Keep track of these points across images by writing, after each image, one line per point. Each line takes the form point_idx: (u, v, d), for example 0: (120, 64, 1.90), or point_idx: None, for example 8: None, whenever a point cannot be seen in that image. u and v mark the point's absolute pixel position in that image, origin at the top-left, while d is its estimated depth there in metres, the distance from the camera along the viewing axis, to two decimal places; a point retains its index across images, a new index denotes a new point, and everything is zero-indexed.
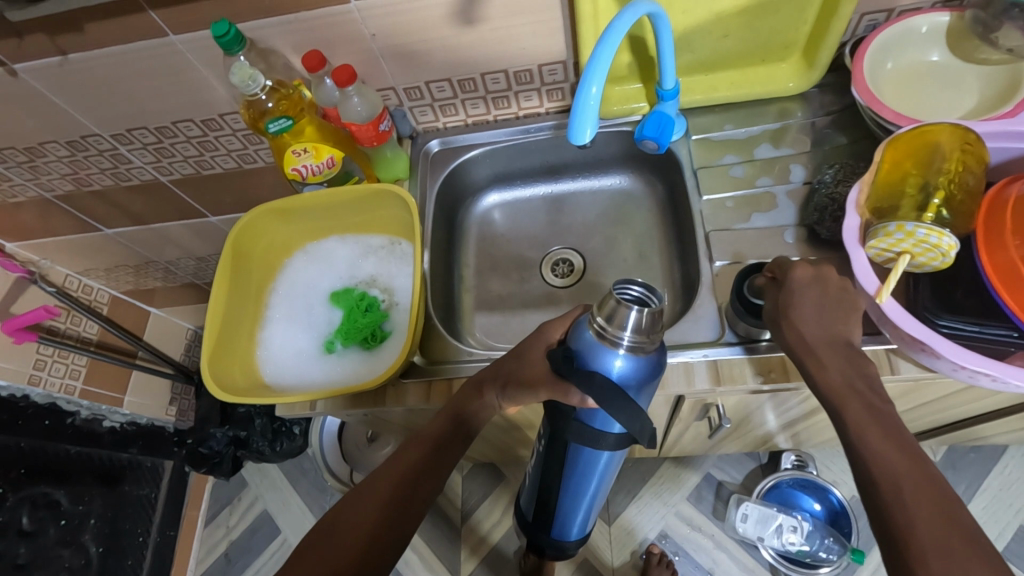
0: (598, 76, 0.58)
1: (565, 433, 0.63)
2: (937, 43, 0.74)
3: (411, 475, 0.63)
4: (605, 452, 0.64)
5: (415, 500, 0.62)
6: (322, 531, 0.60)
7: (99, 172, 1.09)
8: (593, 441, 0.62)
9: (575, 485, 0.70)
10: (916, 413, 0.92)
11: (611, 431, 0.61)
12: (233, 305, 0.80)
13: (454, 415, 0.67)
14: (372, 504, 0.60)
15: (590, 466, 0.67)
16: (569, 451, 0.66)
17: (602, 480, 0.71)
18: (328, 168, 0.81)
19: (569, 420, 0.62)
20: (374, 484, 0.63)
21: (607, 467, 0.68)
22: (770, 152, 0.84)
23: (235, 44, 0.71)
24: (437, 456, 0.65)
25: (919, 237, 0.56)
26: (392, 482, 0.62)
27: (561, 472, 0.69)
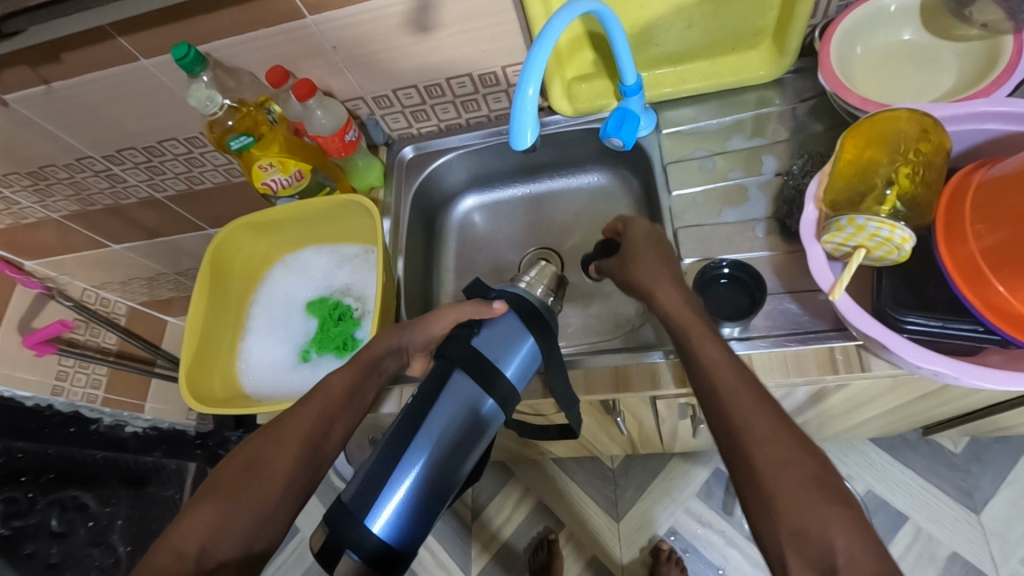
0: (536, 77, 0.57)
1: (458, 359, 0.62)
2: (910, 21, 0.70)
3: (327, 412, 0.62)
4: (487, 396, 0.61)
5: (331, 438, 0.62)
6: (236, 469, 0.57)
7: (100, 192, 1.13)
8: (485, 369, 0.61)
9: (431, 449, 0.58)
10: (913, 407, 0.88)
11: (506, 371, 0.63)
12: (213, 316, 0.83)
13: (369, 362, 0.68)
14: (292, 444, 0.59)
15: (456, 423, 0.59)
16: (450, 386, 0.61)
17: (449, 476, 0.58)
18: (298, 179, 0.83)
19: (463, 345, 0.63)
20: (290, 422, 0.61)
21: (474, 440, 0.60)
22: (744, 144, 0.82)
23: (196, 65, 0.73)
24: (351, 395, 0.65)
25: (870, 231, 0.53)
26: (308, 421, 0.61)
27: (416, 434, 0.58)
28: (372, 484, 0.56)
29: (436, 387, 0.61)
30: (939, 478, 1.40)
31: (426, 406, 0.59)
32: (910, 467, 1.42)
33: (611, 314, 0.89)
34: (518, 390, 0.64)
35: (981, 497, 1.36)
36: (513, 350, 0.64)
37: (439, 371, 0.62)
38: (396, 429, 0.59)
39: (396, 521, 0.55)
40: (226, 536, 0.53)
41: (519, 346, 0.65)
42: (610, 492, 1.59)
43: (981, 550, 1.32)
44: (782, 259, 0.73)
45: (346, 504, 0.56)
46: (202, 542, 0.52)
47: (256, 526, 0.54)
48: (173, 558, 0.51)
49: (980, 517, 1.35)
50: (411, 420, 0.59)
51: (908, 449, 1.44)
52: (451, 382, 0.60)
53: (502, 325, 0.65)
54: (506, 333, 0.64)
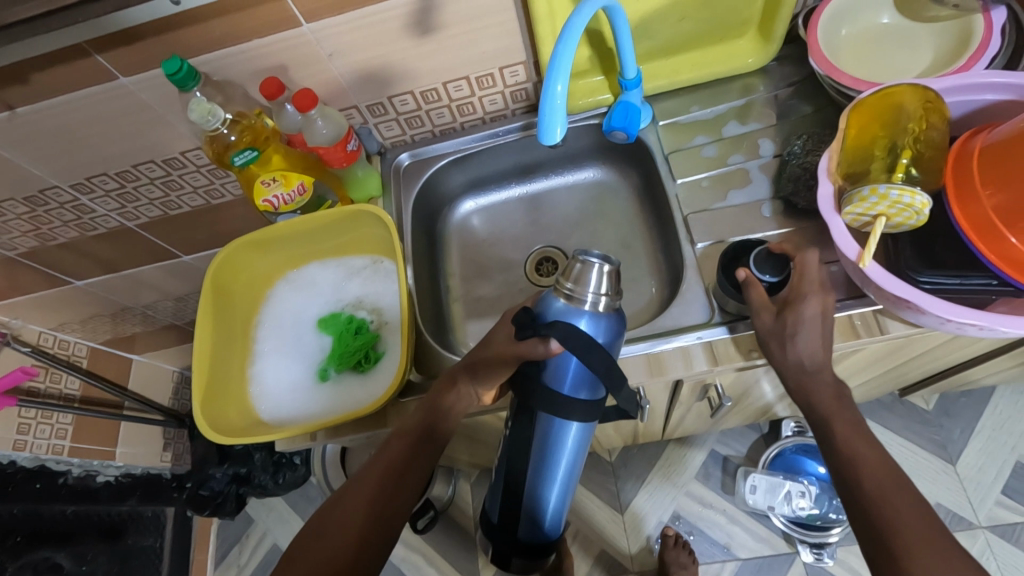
0: (563, 73, 0.58)
1: (535, 404, 0.66)
2: (887, 6, 0.75)
3: (390, 475, 0.64)
4: (573, 423, 0.66)
5: (397, 498, 0.64)
6: (309, 537, 0.61)
7: (63, 225, 1.05)
8: (562, 406, 0.64)
9: (544, 474, 0.68)
10: (906, 367, 0.94)
11: (579, 397, 0.65)
12: (219, 340, 0.79)
13: (427, 412, 0.69)
14: (357, 508, 0.62)
15: (553, 455, 0.67)
16: (537, 423, 0.66)
17: (565, 484, 0.70)
18: (300, 195, 0.79)
19: (536, 387, 0.65)
20: (356, 487, 0.64)
21: (573, 455, 0.68)
22: (738, 129, 0.85)
23: (189, 80, 0.69)
24: (414, 450, 0.67)
25: (893, 199, 0.57)
26: (373, 486, 0.64)
27: (526, 467, 0.68)
28: (507, 505, 0.71)
29: (525, 425, 0.67)
30: (916, 434, 1.50)
31: (526, 449, 0.68)
32: (890, 427, 1.52)
33: (624, 304, 0.91)
34: (597, 403, 0.66)
35: (955, 448, 1.48)
36: (579, 377, 0.64)
37: (523, 414, 0.67)
38: (509, 462, 0.70)
39: (538, 523, 0.71)
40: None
41: (569, 372, 0.64)
42: (612, 486, 1.60)
43: (961, 498, 1.43)
44: (792, 235, 0.76)
45: (494, 521, 0.72)
46: None
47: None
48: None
49: (956, 467, 1.46)
50: (517, 457, 0.69)
51: (885, 410, 1.54)
52: (537, 424, 0.66)
53: (557, 361, 0.64)
54: (561, 368, 0.64)
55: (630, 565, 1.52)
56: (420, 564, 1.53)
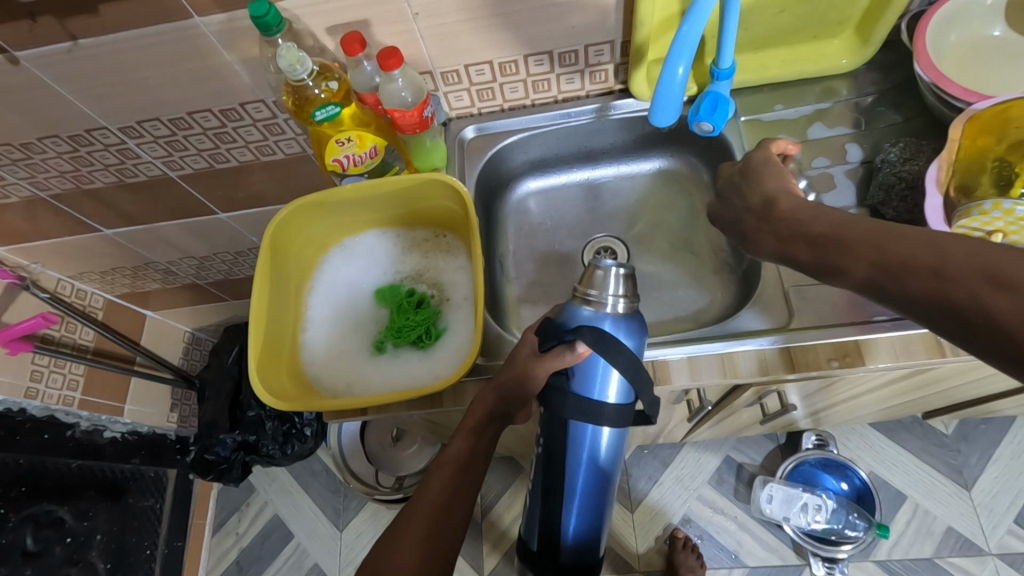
0: (685, 54, 0.56)
1: (561, 411, 0.63)
2: (999, 17, 0.72)
3: (438, 513, 0.58)
4: (604, 428, 0.63)
5: (450, 531, 0.58)
6: None
7: (102, 169, 1.01)
8: (594, 413, 0.61)
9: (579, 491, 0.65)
10: (958, 388, 0.93)
11: (608, 401, 0.61)
12: (276, 304, 0.76)
13: (469, 436, 0.64)
14: (410, 546, 0.56)
15: (587, 463, 0.64)
16: (567, 437, 0.64)
17: (600, 502, 0.67)
18: (370, 158, 0.76)
19: (566, 396, 0.62)
20: (404, 524, 0.58)
21: (606, 465, 0.65)
22: (824, 132, 0.82)
23: (274, 25, 0.66)
24: (460, 479, 0.61)
25: (1016, 216, 0.56)
26: (421, 525, 0.58)
27: (563, 488, 0.66)
28: (545, 524, 0.68)
29: (556, 440, 0.64)
30: (932, 457, 1.51)
31: (559, 464, 0.65)
32: (906, 447, 1.52)
33: (683, 302, 0.88)
34: (630, 405, 0.63)
35: (971, 474, 1.48)
36: (607, 381, 0.61)
37: (552, 421, 0.64)
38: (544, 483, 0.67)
39: (580, 543, 0.67)
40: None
41: (597, 376, 0.61)
42: (624, 483, 1.59)
43: (972, 523, 1.44)
44: None
45: (534, 545, 0.69)
46: None
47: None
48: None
49: (970, 493, 1.46)
50: (552, 468, 0.66)
51: (904, 430, 1.54)
52: (568, 432, 0.63)
53: (585, 367, 0.61)
54: (588, 371, 0.61)
55: (636, 564, 1.52)
56: None
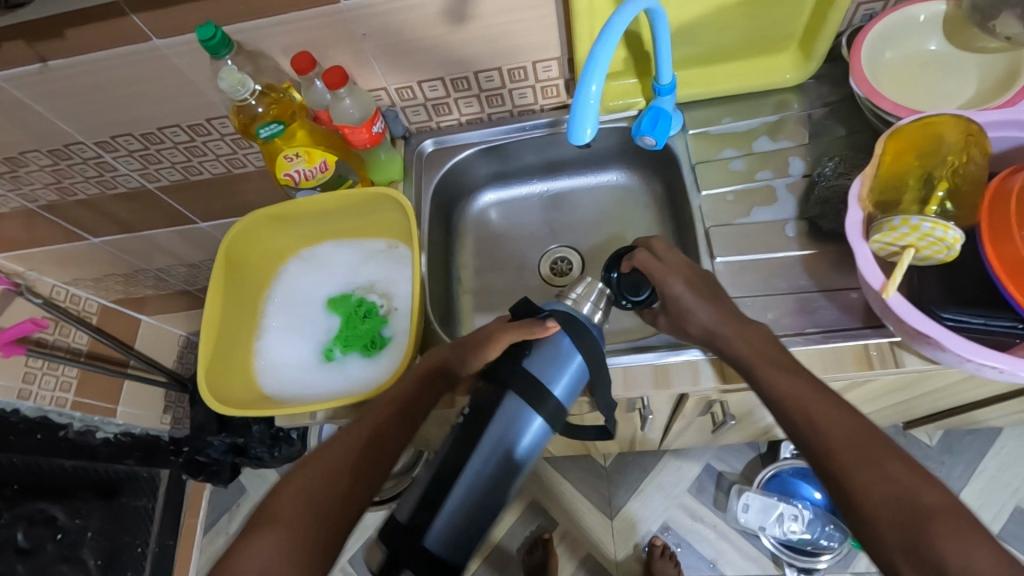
0: (599, 74, 0.57)
1: (508, 380, 0.61)
2: (935, 32, 0.73)
3: (375, 437, 0.61)
4: (537, 416, 0.61)
5: (383, 460, 0.61)
6: (286, 496, 0.55)
7: (84, 181, 1.05)
8: (540, 392, 0.61)
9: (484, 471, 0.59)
10: (917, 400, 0.93)
11: (555, 392, 0.62)
12: (229, 311, 0.79)
13: (417, 380, 0.67)
14: (343, 467, 0.58)
15: (505, 443, 0.60)
16: (501, 405, 0.60)
17: (494, 498, 0.60)
18: (321, 172, 0.79)
19: (516, 367, 0.62)
20: (340, 445, 0.60)
21: (521, 463, 0.60)
22: (769, 146, 0.83)
23: (222, 47, 0.69)
24: (402, 416, 0.64)
25: (924, 231, 0.55)
26: (358, 442, 0.60)
27: (468, 460, 0.59)
28: (429, 499, 0.59)
29: (488, 406, 0.61)
30: None
31: (477, 434, 0.60)
32: None
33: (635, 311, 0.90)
34: (568, 408, 0.63)
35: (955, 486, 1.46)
36: (561, 369, 0.62)
37: (489, 392, 0.62)
38: (448, 454, 0.61)
39: (450, 535, 0.58)
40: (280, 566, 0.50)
41: (564, 369, 0.62)
42: (605, 490, 1.60)
43: None
44: (812, 259, 0.75)
45: (402, 521, 0.58)
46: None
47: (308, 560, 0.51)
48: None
49: None
50: (464, 439, 0.60)
51: None
52: (502, 404, 0.60)
53: (546, 348, 0.63)
54: (548, 352, 0.62)
55: (614, 570, 1.52)
56: None
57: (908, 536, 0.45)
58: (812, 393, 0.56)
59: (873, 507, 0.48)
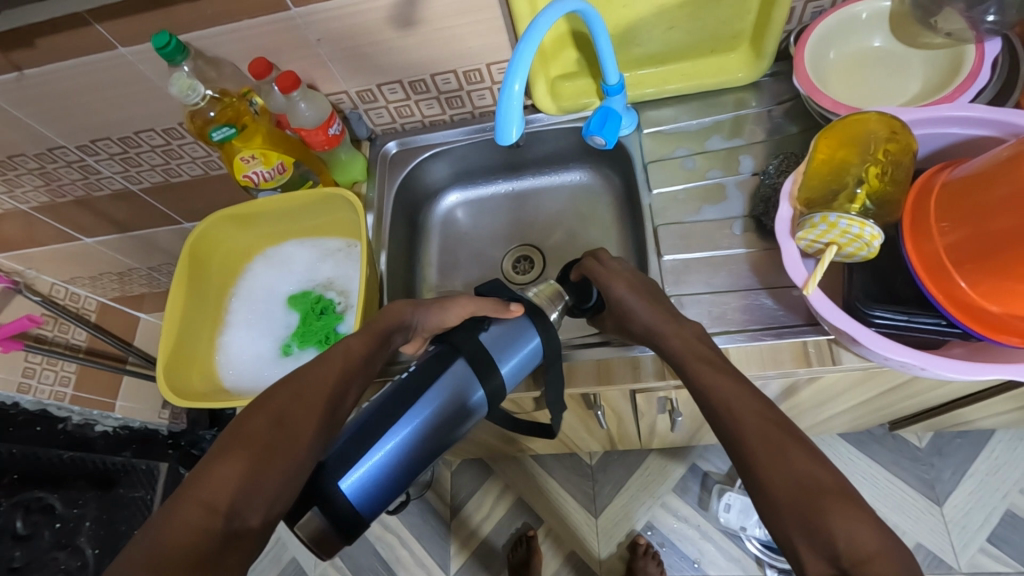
0: (522, 74, 0.58)
1: (463, 347, 0.65)
2: (880, 28, 0.72)
3: (348, 373, 0.63)
4: (479, 387, 0.65)
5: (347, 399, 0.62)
6: (262, 423, 0.55)
7: (71, 183, 1.10)
8: (490, 363, 0.65)
9: (418, 427, 0.61)
10: (881, 399, 0.92)
11: (501, 369, 0.66)
12: (192, 307, 0.82)
13: (380, 331, 0.68)
14: (317, 399, 0.58)
15: (446, 407, 0.63)
16: (449, 367, 0.64)
17: (419, 455, 0.62)
18: (280, 173, 0.82)
19: (473, 337, 0.66)
20: (313, 379, 0.60)
21: (456, 425, 0.64)
22: (721, 144, 0.84)
23: (177, 54, 0.72)
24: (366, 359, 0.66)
25: (842, 228, 0.56)
26: (333, 373, 0.61)
27: (407, 412, 0.61)
28: (359, 439, 0.59)
29: (436, 366, 0.64)
30: (903, 470, 1.47)
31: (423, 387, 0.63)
32: (876, 460, 1.49)
33: None
34: (506, 389, 0.67)
35: (943, 489, 1.43)
36: (513, 349, 0.67)
37: (440, 356, 0.65)
38: (385, 404, 0.62)
39: (367, 484, 0.58)
40: (259, 483, 0.51)
41: (522, 352, 0.67)
42: (589, 488, 1.61)
43: (942, 540, 1.39)
44: (758, 256, 0.75)
45: (325, 460, 0.58)
46: (233, 496, 0.49)
47: (286, 481, 0.52)
48: (204, 513, 0.48)
49: (941, 508, 1.42)
50: (403, 395, 0.62)
51: (874, 442, 1.51)
52: (451, 368, 0.64)
53: (507, 325, 0.68)
54: (507, 330, 0.67)
55: (597, 569, 1.53)
56: (394, 544, 1.61)
57: (803, 513, 0.47)
58: (736, 386, 0.57)
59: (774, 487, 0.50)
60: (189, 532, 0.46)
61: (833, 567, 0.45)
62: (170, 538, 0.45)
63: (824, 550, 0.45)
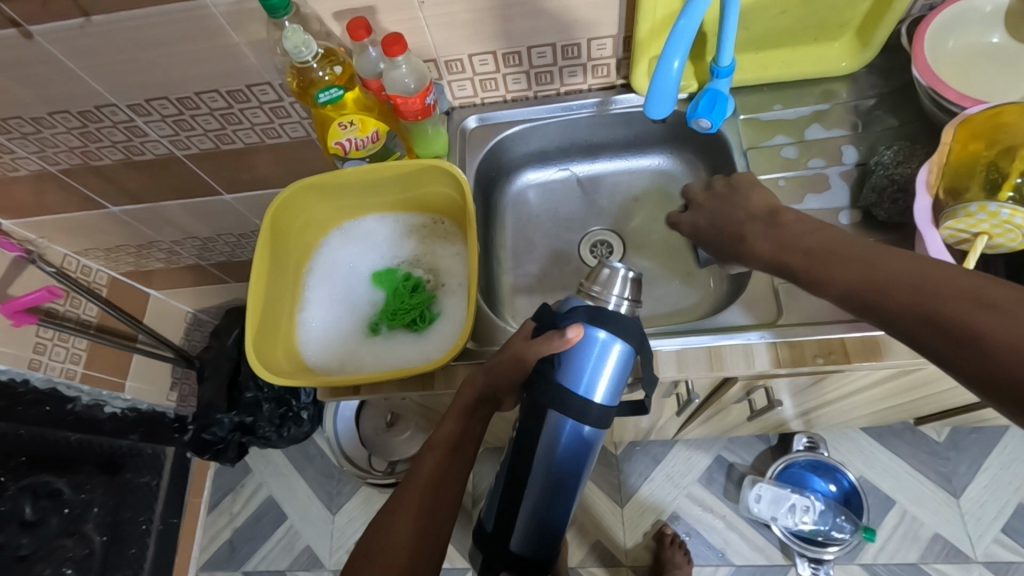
0: (681, 49, 0.57)
1: (543, 400, 0.60)
2: (997, 24, 0.73)
3: (433, 486, 0.60)
4: (583, 428, 0.60)
5: (442, 510, 0.60)
6: (358, 561, 0.57)
7: (110, 145, 1.02)
8: (578, 407, 0.59)
9: (545, 479, 0.60)
10: (947, 392, 0.95)
11: (592, 400, 0.59)
12: (273, 282, 0.76)
13: (460, 417, 0.64)
14: (406, 522, 0.58)
15: (554, 457, 0.60)
16: (544, 421, 0.60)
17: (562, 500, 0.61)
18: (372, 142, 0.78)
19: (550, 382, 0.60)
20: (397, 503, 0.60)
21: (580, 463, 0.61)
22: (820, 134, 0.83)
23: (281, 7, 0.67)
24: (452, 460, 0.62)
25: (1001, 218, 0.56)
26: (412, 509, 0.59)
27: (528, 471, 0.61)
28: (502, 506, 0.62)
29: (532, 421, 0.61)
30: (923, 463, 1.52)
31: (529, 445, 0.61)
32: (897, 453, 1.53)
33: (674, 298, 0.90)
34: (612, 406, 0.60)
35: (960, 482, 1.49)
36: (594, 376, 0.59)
37: (532, 413, 0.61)
38: (510, 465, 0.62)
39: (533, 535, 0.61)
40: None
41: (609, 369, 0.59)
42: (615, 478, 1.61)
43: (959, 530, 1.44)
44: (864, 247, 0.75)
45: (486, 529, 0.63)
46: None
47: None
48: None
49: (958, 501, 1.47)
50: (518, 457, 0.61)
51: (894, 436, 1.56)
52: (543, 423, 0.60)
53: (574, 354, 0.59)
54: (580, 357, 0.59)
55: (624, 559, 1.53)
56: None
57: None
58: (885, 258, 0.49)
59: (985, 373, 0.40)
60: None
61: None
62: None
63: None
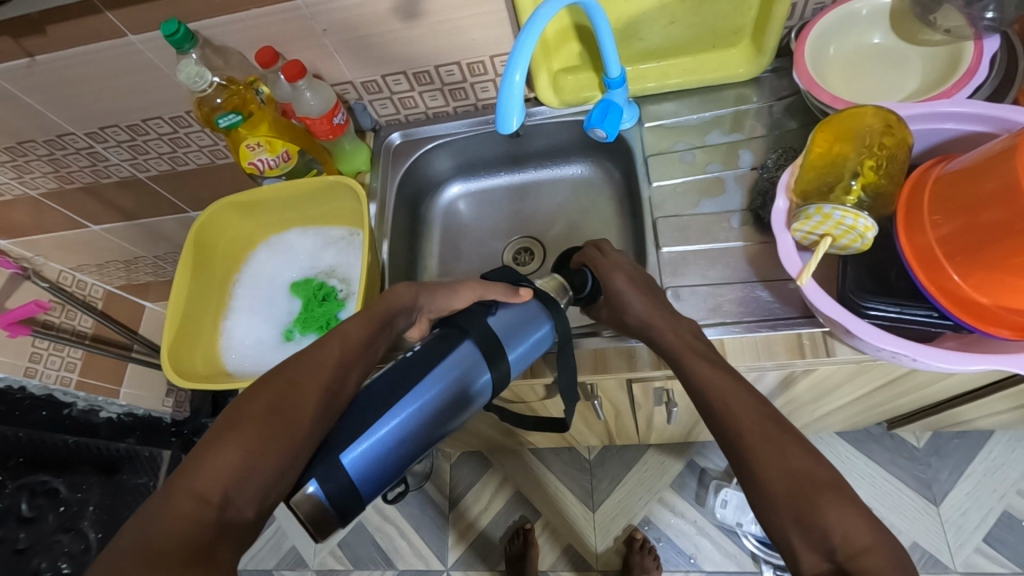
0: (522, 64, 0.59)
1: (469, 329, 0.66)
2: (879, 25, 0.73)
3: (343, 364, 0.62)
4: (485, 373, 0.65)
5: (343, 390, 0.61)
6: (260, 411, 0.55)
7: (79, 170, 1.11)
8: (497, 348, 0.66)
9: (422, 405, 0.61)
10: (883, 394, 0.92)
11: (508, 356, 0.66)
12: (197, 289, 0.83)
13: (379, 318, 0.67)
14: (314, 389, 0.58)
15: (449, 391, 0.63)
16: (457, 346, 0.64)
17: (418, 436, 0.62)
18: (284, 161, 0.84)
19: (479, 320, 0.66)
20: (310, 371, 0.60)
21: (462, 406, 0.64)
22: (722, 139, 0.84)
23: (185, 41, 0.73)
24: (360, 351, 0.65)
25: (836, 220, 0.57)
26: (323, 378, 0.60)
27: (408, 392, 0.61)
28: (358, 418, 0.59)
29: (446, 342, 0.65)
30: (900, 469, 1.42)
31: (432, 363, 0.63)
32: (874, 459, 1.44)
33: None
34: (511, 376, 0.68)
35: (941, 489, 1.39)
36: (521, 337, 0.68)
37: (446, 339, 0.65)
38: (387, 382, 0.62)
39: (369, 460, 0.58)
40: (251, 477, 0.51)
41: (529, 341, 0.68)
42: (587, 483, 1.61)
43: (938, 538, 1.35)
44: (756, 249, 0.76)
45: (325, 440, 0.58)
46: (227, 484, 0.50)
47: (280, 471, 0.53)
48: (197, 503, 0.48)
49: (938, 508, 1.37)
50: (408, 373, 0.62)
51: (871, 441, 1.46)
52: (460, 348, 0.64)
53: (516, 311, 0.68)
54: (517, 316, 0.68)
55: (594, 563, 1.53)
56: (392, 535, 1.62)
57: (797, 506, 0.51)
58: (720, 378, 0.61)
59: (768, 480, 0.53)
60: (183, 521, 0.47)
61: (827, 561, 0.48)
62: (164, 533, 0.46)
63: (819, 545, 0.49)
